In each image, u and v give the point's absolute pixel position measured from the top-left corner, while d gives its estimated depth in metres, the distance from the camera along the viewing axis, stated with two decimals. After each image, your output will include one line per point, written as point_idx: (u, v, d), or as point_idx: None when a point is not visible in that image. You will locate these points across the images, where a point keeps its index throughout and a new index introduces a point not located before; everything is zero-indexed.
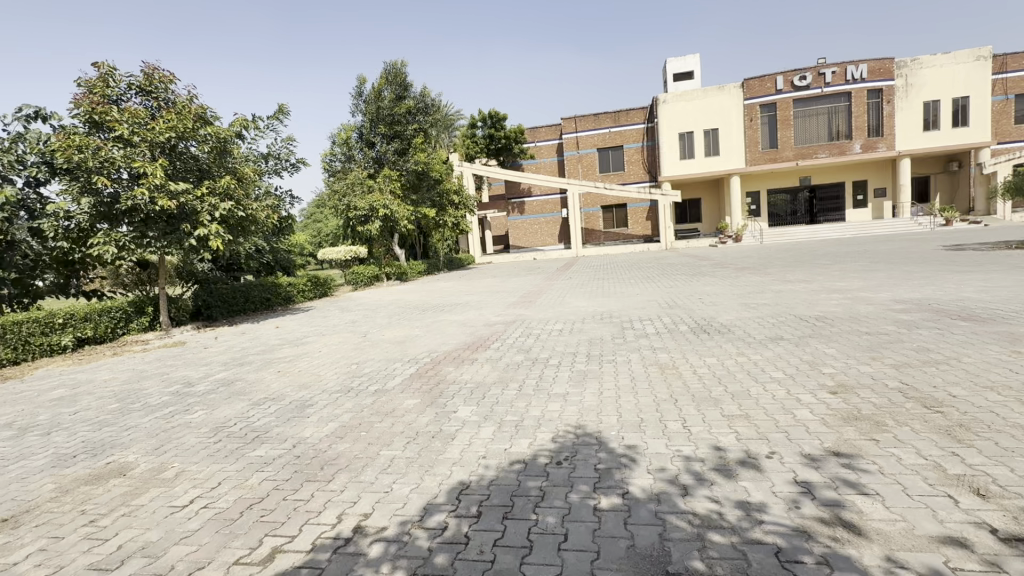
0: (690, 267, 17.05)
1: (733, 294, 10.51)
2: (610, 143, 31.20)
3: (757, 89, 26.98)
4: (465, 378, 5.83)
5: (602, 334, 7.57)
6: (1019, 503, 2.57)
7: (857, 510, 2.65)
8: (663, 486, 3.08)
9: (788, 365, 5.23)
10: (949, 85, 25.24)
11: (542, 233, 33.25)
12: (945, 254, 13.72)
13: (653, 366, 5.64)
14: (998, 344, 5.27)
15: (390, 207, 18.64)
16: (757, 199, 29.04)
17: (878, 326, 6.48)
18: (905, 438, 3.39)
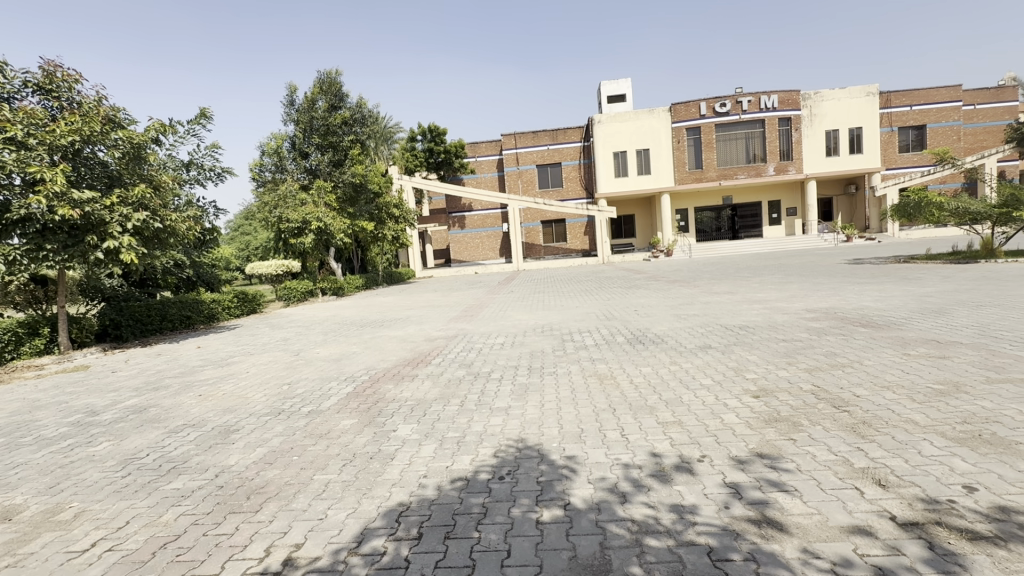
0: (626, 280, 17.74)
1: (665, 305, 11.03)
2: (548, 160, 32.00)
3: (683, 113, 28.85)
4: (404, 395, 5.68)
5: (543, 346, 7.67)
6: (913, 490, 2.87)
7: (779, 507, 2.84)
8: (603, 495, 3.14)
9: (716, 372, 5.55)
10: (846, 116, 28.25)
11: (483, 247, 33.33)
12: (847, 268, 15.21)
13: (593, 377, 5.77)
14: (891, 347, 5.90)
15: (324, 219, 17.94)
16: (685, 216, 30.83)
17: (793, 333, 7.05)
18: (818, 437, 3.69)
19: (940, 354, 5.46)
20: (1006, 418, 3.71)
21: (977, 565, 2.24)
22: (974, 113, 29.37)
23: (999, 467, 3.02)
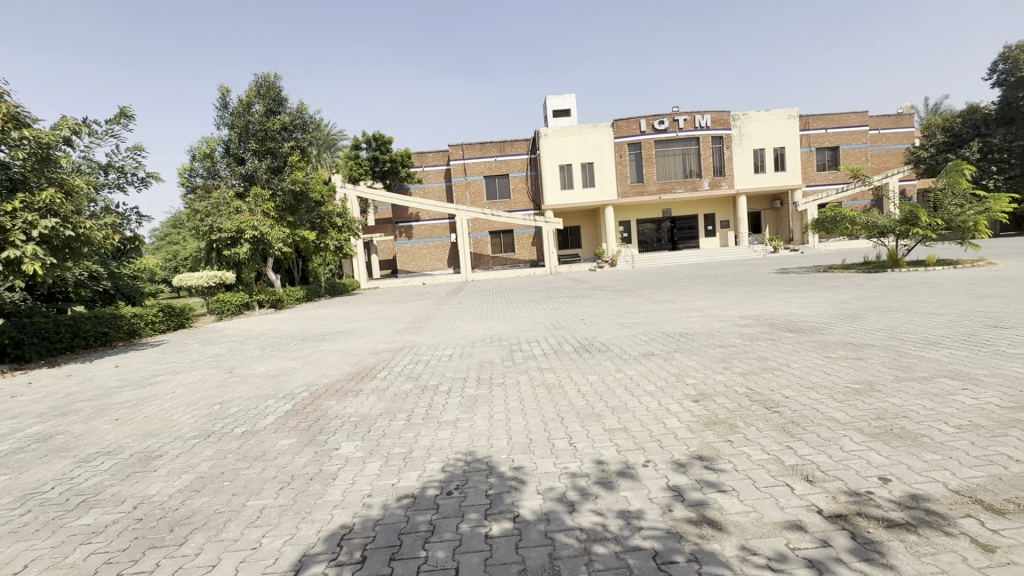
0: (573, 290, 18.09)
1: (610, 314, 11.32)
2: (496, 171, 32.23)
3: (625, 129, 30.03)
4: (348, 411, 5.45)
5: (491, 357, 7.64)
6: (837, 484, 3.08)
7: (718, 507, 2.95)
8: (551, 505, 3.15)
9: (659, 378, 5.74)
10: (771, 136, 30.44)
11: (430, 257, 32.94)
12: (776, 277, 16.29)
13: (541, 386, 5.81)
14: (815, 350, 6.35)
15: (261, 227, 17.09)
16: (628, 227, 31.97)
17: (728, 339, 7.44)
18: (753, 437, 3.89)
19: (856, 355, 5.94)
20: (913, 412, 4.08)
21: (892, 551, 2.42)
22: (879, 137, 32.55)
23: (909, 458, 3.30)
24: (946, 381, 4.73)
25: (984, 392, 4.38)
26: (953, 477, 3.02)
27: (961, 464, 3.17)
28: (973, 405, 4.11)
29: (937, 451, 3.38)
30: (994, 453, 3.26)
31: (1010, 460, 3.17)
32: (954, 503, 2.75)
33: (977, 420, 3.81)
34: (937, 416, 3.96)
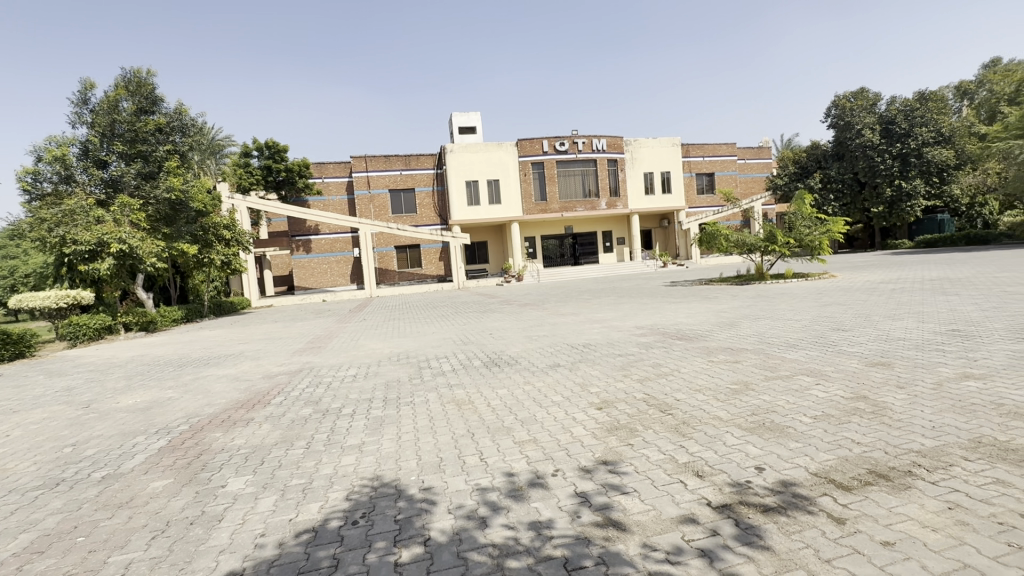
0: (481, 305, 18.20)
1: (518, 328, 11.56)
2: (401, 185, 31.62)
3: (528, 148, 31.16)
4: (236, 444, 4.92)
5: (399, 375, 7.39)
6: (723, 477, 3.39)
7: (622, 508, 3.11)
8: (463, 523, 3.10)
9: (565, 388, 5.95)
10: (659, 161, 33.39)
11: (331, 273, 31.20)
12: (666, 290, 17.77)
13: (451, 403, 5.73)
14: (700, 356, 7.01)
15: (128, 240, 15.00)
16: (533, 243, 33.00)
17: (626, 348, 7.95)
18: (650, 439, 4.17)
19: (734, 359, 6.65)
20: (780, 407, 4.65)
21: (768, 533, 2.72)
22: (745, 167, 37.16)
23: (778, 448, 3.75)
24: (803, 378, 5.47)
25: (832, 385, 5.13)
26: (812, 461, 3.48)
27: (818, 449, 3.67)
28: (825, 397, 4.80)
29: (799, 439, 3.88)
30: (842, 438, 3.82)
31: (852, 442, 3.74)
32: (814, 485, 3.18)
33: (828, 410, 4.45)
34: (799, 408, 4.56)
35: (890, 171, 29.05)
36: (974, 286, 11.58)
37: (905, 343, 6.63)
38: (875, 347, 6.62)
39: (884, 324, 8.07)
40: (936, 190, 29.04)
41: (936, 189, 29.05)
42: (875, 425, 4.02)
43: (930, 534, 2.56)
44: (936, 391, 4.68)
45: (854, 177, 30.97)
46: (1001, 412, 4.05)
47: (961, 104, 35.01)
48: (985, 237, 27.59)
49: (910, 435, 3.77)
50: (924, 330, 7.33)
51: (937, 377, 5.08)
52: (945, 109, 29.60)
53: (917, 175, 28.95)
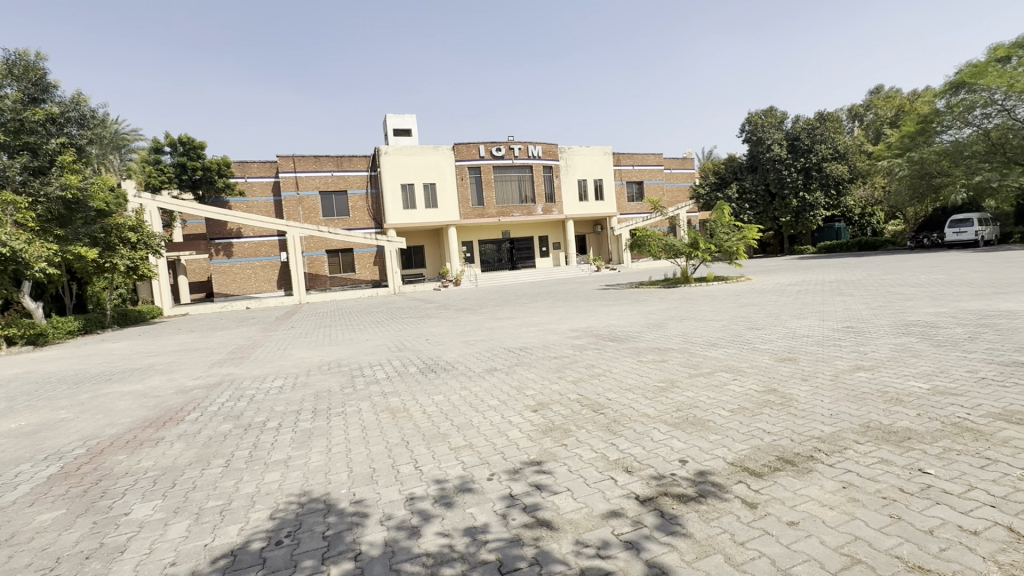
0: (417, 310, 17.90)
1: (454, 333, 11.48)
2: (332, 187, 30.40)
3: (464, 153, 31.11)
4: (143, 466, 4.49)
5: (330, 385, 7.08)
6: (649, 471, 3.56)
7: (555, 507, 3.17)
8: (395, 535, 3.02)
9: (501, 392, 5.97)
10: (592, 169, 34.53)
11: (255, 278, 29.35)
12: (600, 293, 18.40)
13: (385, 412, 5.57)
14: (631, 356, 7.32)
15: (11, 242, 13.17)
16: (470, 247, 32.93)
17: (562, 351, 8.14)
18: (584, 438, 4.27)
19: (661, 358, 7.00)
20: (702, 402, 4.95)
21: (689, 521, 2.88)
22: (671, 176, 39.33)
23: (700, 441, 3.99)
24: (722, 374, 5.87)
25: (747, 380, 5.55)
26: (730, 452, 3.74)
27: (735, 440, 3.94)
28: (742, 392, 5.16)
29: (718, 432, 4.15)
30: (755, 429, 4.13)
31: (764, 432, 4.06)
32: (730, 473, 3.41)
33: (744, 403, 4.79)
34: (719, 403, 4.88)
35: (796, 184, 31.88)
36: (865, 287, 12.97)
37: (808, 339, 7.30)
38: (783, 343, 7.23)
39: (791, 323, 8.83)
40: (834, 201, 32.26)
41: (834, 201, 32.31)
42: (784, 415, 4.39)
43: (829, 512, 2.83)
44: (833, 382, 5.19)
45: (765, 188, 33.71)
46: (885, 399, 4.56)
47: (852, 125, 39.17)
48: (874, 244, 31.03)
49: (811, 423, 4.15)
50: (824, 327, 8.10)
51: (834, 369, 5.65)
52: (840, 129, 33.00)
53: (818, 187, 32.03)
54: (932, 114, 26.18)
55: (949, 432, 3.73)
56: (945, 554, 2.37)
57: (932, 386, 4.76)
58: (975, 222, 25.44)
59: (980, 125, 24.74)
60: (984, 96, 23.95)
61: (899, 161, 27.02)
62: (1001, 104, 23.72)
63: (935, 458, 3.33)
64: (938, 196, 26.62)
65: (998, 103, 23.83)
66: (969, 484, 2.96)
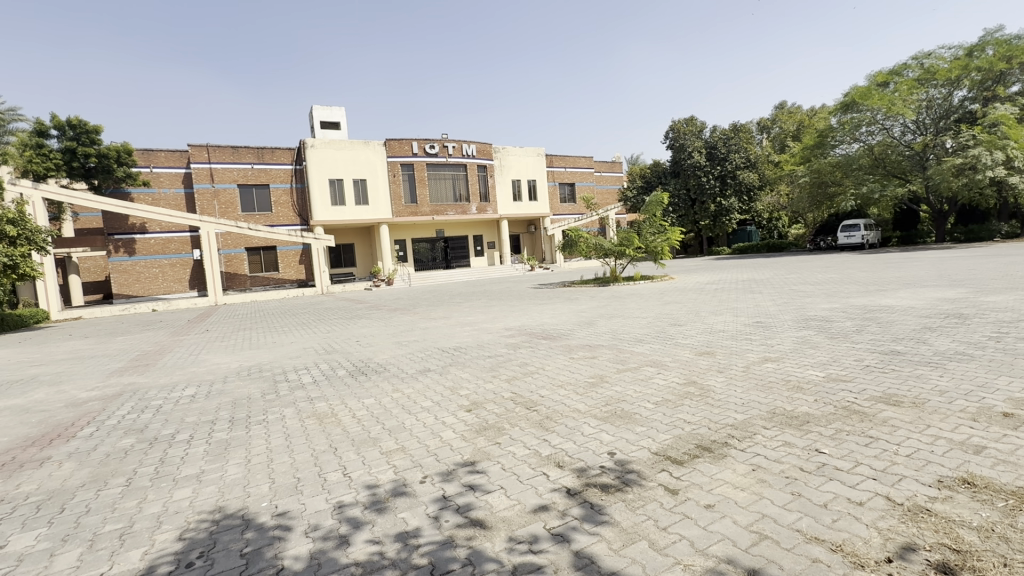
0: (347, 311, 17.23)
1: (387, 333, 11.18)
2: (252, 180, 28.50)
3: (397, 149, 30.40)
4: (23, 491, 3.96)
5: (250, 392, 6.61)
6: (579, 464, 3.67)
7: (488, 507, 3.18)
8: (321, 545, 2.89)
9: (434, 393, 5.90)
10: (525, 169, 35.01)
11: (163, 278, 26.86)
12: (534, 292, 18.73)
13: (311, 418, 5.30)
14: (562, 353, 7.51)
15: None
16: (403, 246, 32.15)
17: (496, 349, 8.18)
18: (516, 436, 4.32)
19: (591, 354, 7.25)
20: (629, 396, 5.18)
21: (616, 510, 3.00)
22: (601, 179, 40.79)
23: (626, 433, 4.17)
24: (648, 369, 6.16)
25: (670, 373, 5.87)
26: (654, 443, 3.93)
27: (658, 431, 4.17)
28: (664, 385, 5.47)
29: (643, 424, 4.36)
30: (678, 420, 4.37)
31: (685, 422, 4.31)
32: (654, 462, 3.60)
33: (666, 395, 5.08)
34: (645, 396, 5.12)
35: (713, 190, 34.26)
36: (772, 286, 14.21)
37: (724, 334, 7.85)
38: (702, 338, 7.71)
39: (709, 319, 9.46)
40: (746, 207, 35.01)
41: (746, 206, 35.02)
42: (703, 406, 4.69)
43: (740, 493, 3.06)
44: (745, 373, 5.62)
45: (686, 193, 35.87)
46: (788, 387, 5.02)
47: (761, 137, 42.66)
48: (780, 246, 34.13)
49: (726, 412, 4.47)
50: (737, 323, 8.75)
51: (746, 361, 6.13)
52: (751, 140, 35.80)
53: (733, 193, 34.60)
54: (828, 129, 29.14)
55: (840, 415, 4.17)
56: (837, 524, 2.64)
57: (825, 374, 5.33)
58: (862, 228, 28.70)
59: (866, 141, 27.88)
60: (868, 116, 26.99)
61: (801, 170, 29.80)
62: (882, 123, 26.97)
63: (828, 438, 3.72)
64: (831, 204, 29.60)
65: (879, 122, 27.08)
66: (856, 460, 3.33)
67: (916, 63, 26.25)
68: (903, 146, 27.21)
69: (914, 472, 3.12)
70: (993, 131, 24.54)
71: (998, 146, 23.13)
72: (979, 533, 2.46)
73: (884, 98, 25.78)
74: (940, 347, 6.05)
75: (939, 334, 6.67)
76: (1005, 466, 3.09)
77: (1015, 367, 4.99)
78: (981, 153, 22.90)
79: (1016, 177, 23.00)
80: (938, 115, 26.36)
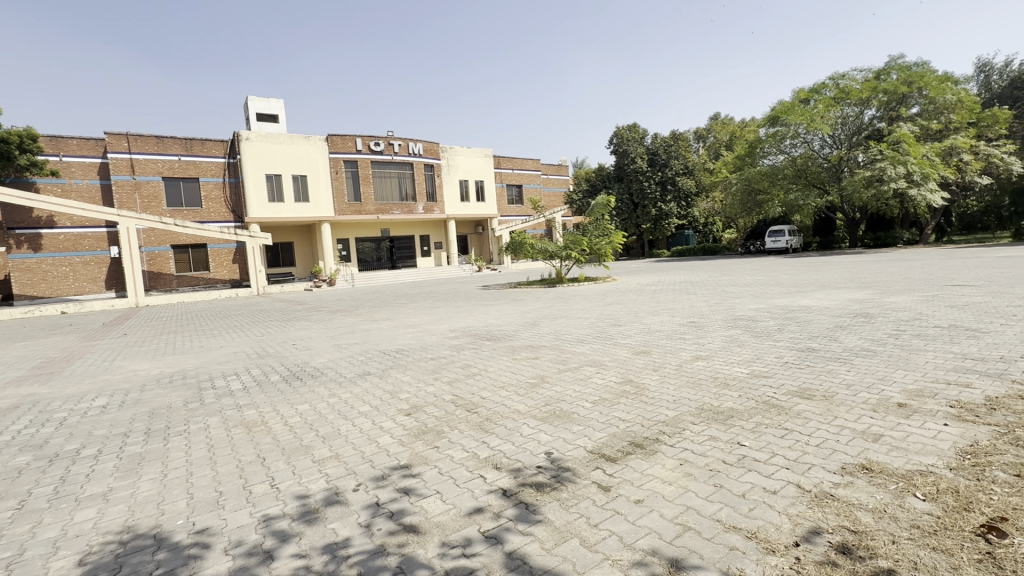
0: (284, 312, 16.46)
1: (326, 336, 10.80)
2: (180, 173, 26.59)
3: (339, 145, 29.37)
4: None
5: (171, 401, 6.15)
6: (516, 465, 3.69)
7: (422, 511, 3.13)
8: (242, 563, 2.73)
9: (374, 397, 5.74)
10: (473, 170, 34.95)
11: (75, 277, 24.53)
12: (481, 292, 18.73)
13: (239, 426, 5.01)
14: (506, 354, 7.54)
15: None
16: (347, 245, 31.12)
17: (439, 351, 8.08)
18: (456, 439, 4.29)
19: (534, 355, 7.33)
20: (568, 396, 5.27)
21: (550, 509, 3.04)
22: (548, 181, 41.35)
23: (564, 433, 4.24)
24: (588, 369, 6.31)
25: (608, 373, 6.05)
26: (590, 441, 4.03)
27: (594, 430, 4.27)
28: (603, 384, 5.61)
29: (580, 423, 4.45)
30: (614, 418, 4.49)
31: (620, 420, 4.45)
32: (589, 460, 3.68)
33: (603, 394, 5.23)
34: (583, 395, 5.24)
35: (655, 195, 35.78)
36: (704, 287, 15.01)
37: (660, 333, 8.19)
38: (640, 338, 8.00)
39: (647, 319, 9.82)
40: (684, 211, 36.75)
41: (684, 211, 36.75)
42: (637, 404, 4.86)
43: (668, 488, 3.18)
44: (678, 372, 5.87)
45: (629, 197, 37.11)
46: (716, 384, 5.31)
47: (698, 145, 44.85)
48: (714, 250, 36.11)
49: (659, 409, 4.66)
50: (673, 323, 9.15)
51: (679, 360, 6.41)
52: (690, 148, 37.50)
53: (672, 199, 36.23)
54: (757, 140, 31.13)
55: (760, 409, 4.46)
56: (753, 513, 2.81)
57: (749, 371, 5.68)
58: (787, 234, 31.12)
59: (790, 153, 30.11)
60: (792, 129, 29.16)
61: (734, 178, 31.74)
62: (803, 136, 29.24)
63: (749, 431, 3.96)
64: (760, 210, 31.78)
65: (802, 136, 29.34)
66: (771, 451, 3.57)
67: (832, 83, 28.23)
68: (821, 158, 29.51)
69: (822, 460, 3.38)
70: (896, 147, 26.97)
71: (901, 160, 25.46)
72: (873, 514, 2.70)
73: (806, 114, 27.92)
74: (849, 344, 6.61)
75: (849, 332, 7.30)
76: (897, 451, 3.42)
77: (909, 361, 5.54)
78: (886, 167, 25.28)
79: (915, 190, 25.46)
80: (851, 131, 28.92)
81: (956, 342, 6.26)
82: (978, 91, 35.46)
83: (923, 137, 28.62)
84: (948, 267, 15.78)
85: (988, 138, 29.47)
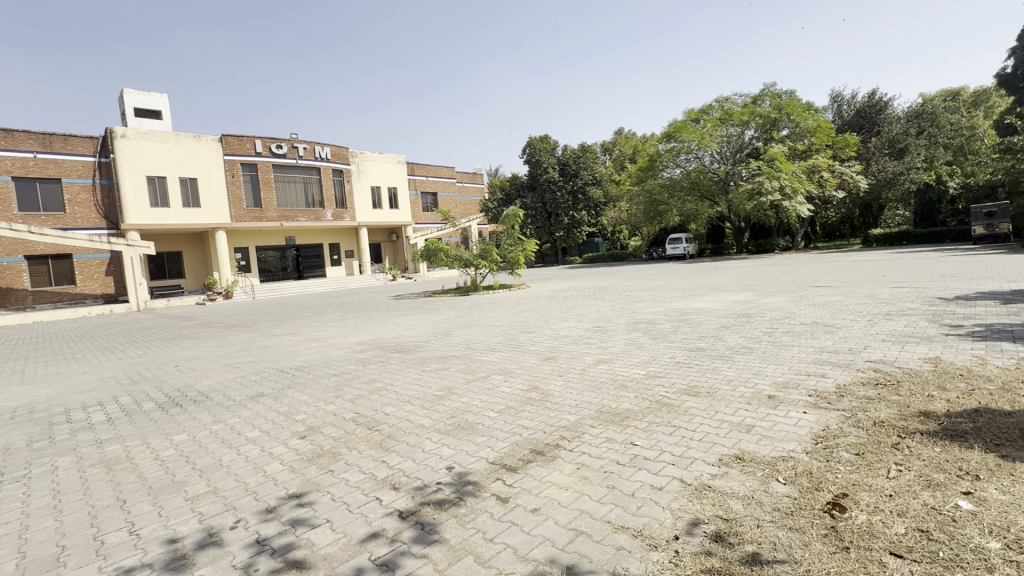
0: (170, 329, 14.80)
1: (218, 354, 9.83)
2: (37, 172, 22.93)
3: (236, 146, 27.13)
4: None
5: (9, 441, 5.21)
6: (415, 484, 3.56)
7: (311, 544, 2.91)
8: None
9: (266, 420, 5.29)
10: (386, 177, 33.96)
11: None
12: (393, 302, 18.18)
13: (95, 466, 4.35)
14: (415, 366, 7.35)
15: None
16: (246, 254, 28.72)
17: (342, 367, 7.68)
18: (353, 461, 4.06)
19: (444, 366, 7.21)
20: (473, 407, 5.22)
21: (448, 527, 2.96)
22: (463, 189, 41.35)
23: (467, 445, 4.19)
24: (496, 377, 6.32)
25: (515, 381, 6.10)
26: (492, 451, 4.01)
27: (496, 440, 4.26)
28: (509, 393, 5.63)
29: (483, 434, 4.42)
30: (518, 427, 4.51)
31: (523, 428, 4.49)
32: (489, 472, 3.66)
33: (509, 403, 5.25)
34: (489, 405, 5.23)
35: (567, 204, 37.26)
36: (610, 292, 15.83)
37: (567, 339, 8.45)
38: (549, 344, 8.18)
39: (556, 325, 10.11)
40: (594, 220, 38.60)
41: (594, 219, 38.56)
42: (541, 410, 4.94)
43: (564, 493, 3.24)
44: (581, 376, 6.08)
45: (542, 206, 38.27)
46: (615, 386, 5.54)
47: (605, 157, 47.28)
48: (621, 256, 38.21)
49: (561, 414, 4.77)
50: (580, 328, 9.48)
51: (583, 364, 6.64)
52: (597, 159, 39.39)
53: (583, 208, 37.89)
54: (657, 154, 33.53)
55: (653, 408, 4.73)
56: (640, 510, 2.95)
57: (645, 372, 6.01)
58: (684, 241, 33.73)
59: (685, 167, 32.74)
60: (685, 145, 31.74)
61: (637, 190, 33.96)
62: (696, 153, 32.00)
63: (642, 431, 4.17)
64: (661, 218, 34.26)
65: (694, 152, 32.07)
66: (660, 449, 3.78)
67: (718, 105, 31.45)
68: (711, 173, 32.33)
69: (703, 453, 3.64)
70: (771, 163, 30.25)
71: (775, 175, 28.68)
72: (743, 501, 2.94)
73: (696, 132, 30.60)
74: (732, 342, 7.26)
75: (732, 331, 8.04)
76: (765, 440, 3.77)
77: (779, 356, 6.20)
78: (764, 181, 28.39)
79: (788, 203, 28.69)
80: (734, 149, 31.99)
81: (816, 336, 7.15)
82: (832, 118, 41.07)
83: (791, 156, 32.49)
84: (812, 270, 18.07)
85: (843, 158, 34.05)
